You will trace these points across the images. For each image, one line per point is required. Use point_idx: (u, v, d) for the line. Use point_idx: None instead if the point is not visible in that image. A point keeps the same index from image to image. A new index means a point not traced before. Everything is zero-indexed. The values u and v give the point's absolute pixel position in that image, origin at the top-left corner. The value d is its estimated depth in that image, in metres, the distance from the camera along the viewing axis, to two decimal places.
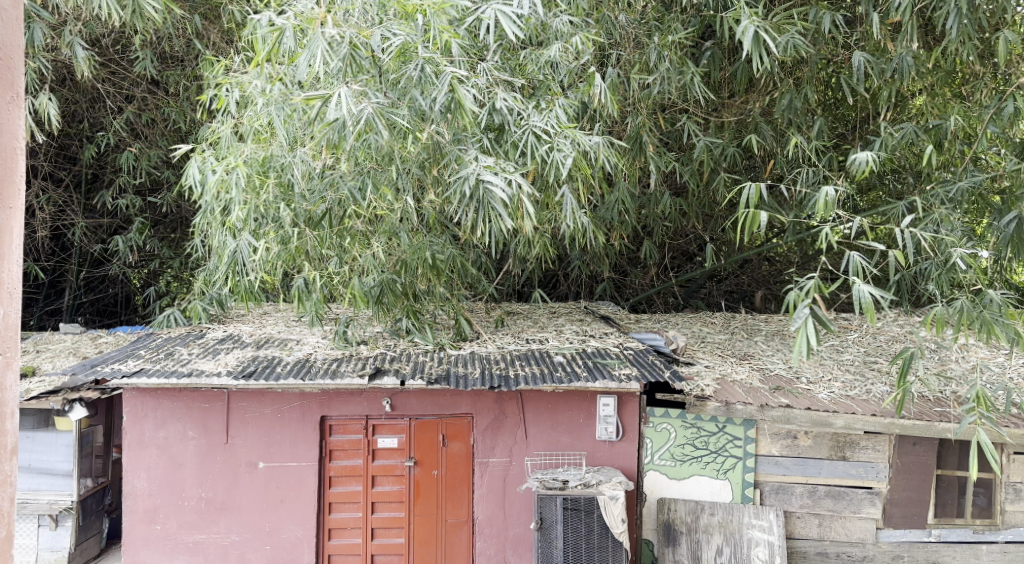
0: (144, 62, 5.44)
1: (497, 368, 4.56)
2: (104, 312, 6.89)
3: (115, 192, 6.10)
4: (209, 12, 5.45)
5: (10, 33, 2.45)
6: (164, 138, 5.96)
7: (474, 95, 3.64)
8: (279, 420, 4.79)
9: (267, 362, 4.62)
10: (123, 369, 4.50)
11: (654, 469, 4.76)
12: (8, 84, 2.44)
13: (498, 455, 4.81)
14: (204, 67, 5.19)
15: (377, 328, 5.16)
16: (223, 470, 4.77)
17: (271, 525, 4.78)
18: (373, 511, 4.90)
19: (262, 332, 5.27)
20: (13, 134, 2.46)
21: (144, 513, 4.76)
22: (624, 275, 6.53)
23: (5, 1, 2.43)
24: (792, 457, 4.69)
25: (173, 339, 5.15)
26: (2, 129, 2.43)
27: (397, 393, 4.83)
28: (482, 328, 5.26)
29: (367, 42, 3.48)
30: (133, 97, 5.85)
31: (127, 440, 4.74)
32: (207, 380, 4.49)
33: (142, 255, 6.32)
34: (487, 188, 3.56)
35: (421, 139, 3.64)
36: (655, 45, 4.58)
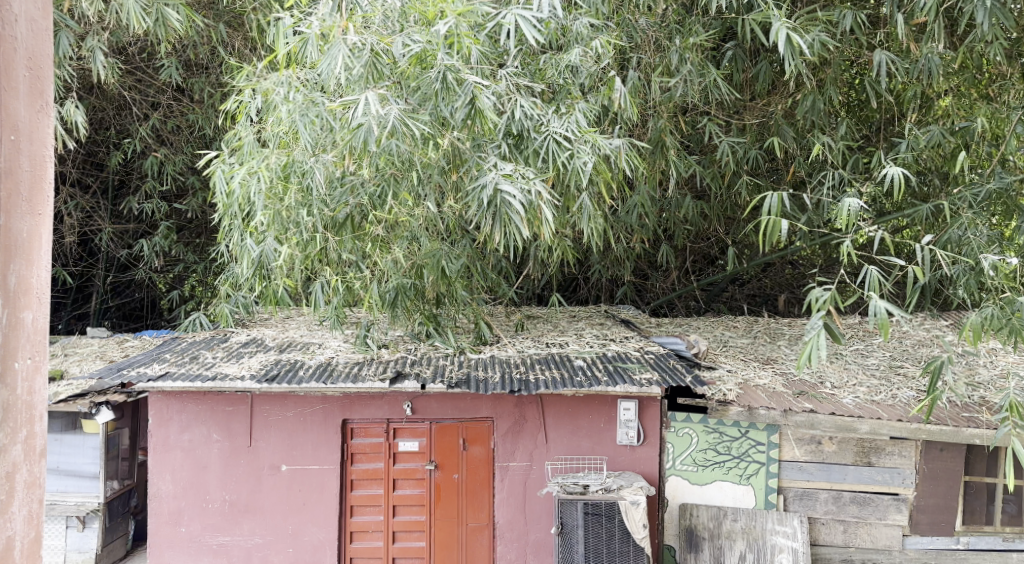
0: (169, 69, 5.51)
1: (517, 373, 4.55)
2: (131, 316, 6.98)
3: (141, 198, 6.18)
4: (233, 20, 5.52)
5: (42, 45, 2.46)
6: (189, 145, 6.04)
7: (494, 101, 3.65)
8: (302, 423, 4.82)
9: (290, 366, 4.66)
10: (149, 373, 4.56)
11: (676, 474, 4.73)
12: (39, 93, 2.45)
13: (518, 460, 4.80)
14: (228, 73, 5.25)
15: (398, 331, 5.19)
16: (247, 472, 4.81)
17: (294, 528, 4.81)
18: (395, 514, 4.92)
19: (285, 336, 5.31)
20: (43, 142, 2.47)
21: (169, 515, 4.81)
22: (645, 279, 6.51)
23: (37, 12, 2.44)
24: (816, 462, 4.65)
25: (199, 342, 5.21)
26: (33, 137, 2.43)
27: (418, 396, 4.85)
28: (502, 332, 5.27)
29: (388, 49, 3.51)
30: (158, 104, 5.93)
31: (153, 442, 4.80)
32: (231, 383, 4.54)
33: (168, 260, 6.41)
34: (505, 197, 3.56)
35: (442, 146, 3.65)
36: (677, 47, 4.56)
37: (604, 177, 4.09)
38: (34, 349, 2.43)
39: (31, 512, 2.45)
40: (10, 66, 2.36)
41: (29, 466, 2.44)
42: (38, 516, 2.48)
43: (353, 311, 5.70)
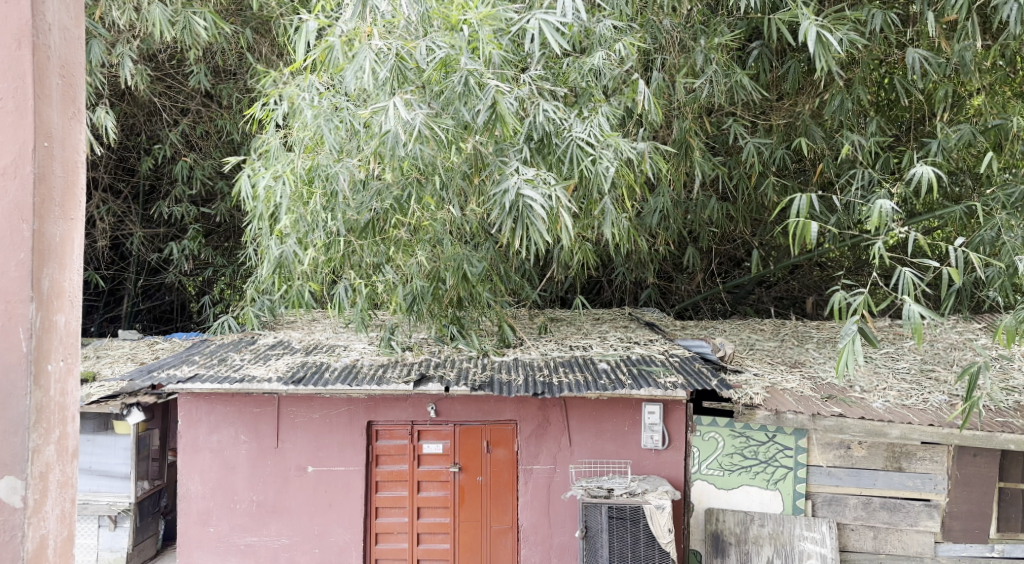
0: (198, 75, 5.59)
1: (541, 376, 4.54)
2: (161, 319, 7.09)
3: (171, 202, 6.28)
4: (261, 27, 5.59)
5: (75, 53, 2.41)
6: (218, 150, 6.13)
7: (517, 104, 3.65)
8: (327, 425, 4.86)
9: (316, 368, 4.70)
10: (179, 375, 4.63)
11: (702, 479, 4.70)
12: (72, 100, 2.38)
13: (542, 463, 4.80)
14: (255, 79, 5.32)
15: (422, 334, 5.21)
16: (274, 473, 4.86)
17: (320, 529, 4.85)
18: (419, 516, 4.95)
19: (311, 339, 5.37)
20: (76, 148, 2.40)
21: (198, 515, 4.87)
22: (670, 281, 6.48)
23: (70, 20, 2.38)
24: (845, 467, 4.58)
25: (227, 345, 5.28)
26: (66, 143, 2.37)
27: (442, 399, 4.86)
28: (526, 335, 5.27)
29: (412, 54, 3.53)
30: (188, 110, 6.02)
31: (182, 443, 4.87)
32: (259, 385, 4.58)
33: (197, 263, 6.51)
34: (527, 202, 3.58)
35: (464, 150, 3.67)
36: (702, 47, 4.54)
37: (627, 180, 4.09)
38: (66, 351, 2.36)
39: (64, 511, 2.36)
40: (42, 74, 2.31)
41: (62, 466, 2.35)
42: (71, 515, 2.39)
43: (377, 313, 5.74)
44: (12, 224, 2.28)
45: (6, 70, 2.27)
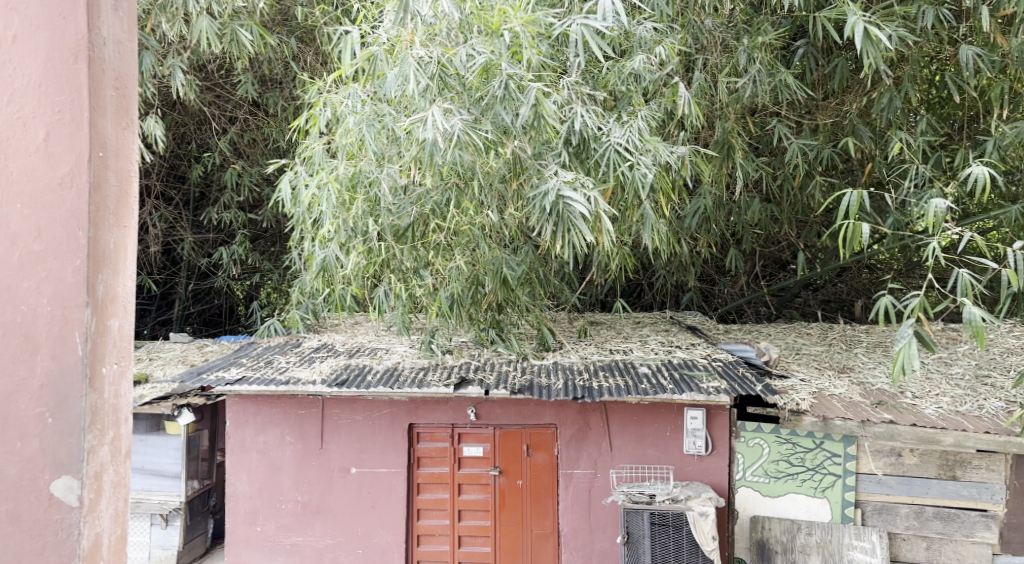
0: (245, 84, 5.70)
1: (580, 380, 4.52)
2: (210, 322, 7.28)
3: (220, 208, 6.44)
4: (305, 36, 5.71)
5: (128, 64, 2.21)
6: (264, 157, 6.26)
7: (557, 108, 3.65)
8: (370, 428, 4.92)
9: (358, 371, 4.76)
10: (227, 377, 4.73)
11: (747, 486, 4.63)
12: (125, 111, 2.19)
13: (583, 467, 4.78)
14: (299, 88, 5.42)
15: (461, 338, 5.25)
16: (318, 474, 4.94)
17: (363, 530, 4.91)
18: (460, 518, 4.97)
19: (353, 342, 5.44)
20: (129, 159, 2.21)
21: (245, 514, 4.98)
22: (712, 284, 6.43)
23: (123, 34, 2.20)
24: (897, 475, 4.47)
25: (272, 348, 5.38)
26: (120, 153, 2.18)
27: (482, 402, 4.88)
28: (565, 339, 5.26)
29: (452, 60, 3.55)
30: (235, 119, 6.15)
31: (230, 444, 4.98)
32: (303, 388, 4.66)
33: (245, 268, 6.66)
34: (567, 204, 3.57)
35: (503, 154, 3.68)
36: (744, 47, 4.48)
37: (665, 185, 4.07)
38: (120, 354, 2.17)
39: (118, 511, 2.17)
40: (96, 83, 2.12)
41: (116, 466, 2.16)
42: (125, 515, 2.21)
43: (418, 317, 5.80)
44: (62, 230, 2.08)
45: (58, 82, 2.08)
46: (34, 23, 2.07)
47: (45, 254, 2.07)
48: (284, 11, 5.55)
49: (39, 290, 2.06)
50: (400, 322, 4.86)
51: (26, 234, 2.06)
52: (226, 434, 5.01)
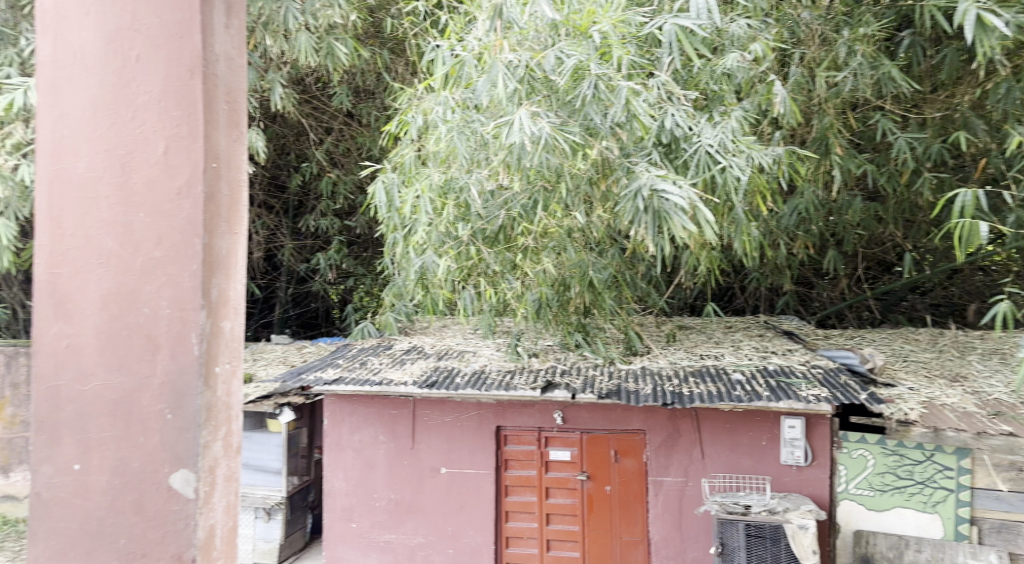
0: (340, 95, 5.90)
1: (670, 386, 4.44)
2: (307, 325, 7.58)
3: (316, 216, 6.69)
4: (396, 47, 5.87)
5: (240, 75, 1.93)
6: (358, 165, 6.46)
7: (648, 107, 3.59)
8: (458, 429, 4.99)
9: (447, 373, 4.83)
10: (325, 377, 4.89)
11: (849, 499, 4.44)
12: (235, 121, 1.90)
13: (673, 475, 4.69)
14: (391, 98, 5.56)
15: (547, 341, 5.27)
16: (410, 473, 5.04)
17: (453, 530, 4.97)
18: (548, 522, 4.98)
19: (442, 344, 5.53)
20: (239, 168, 1.92)
21: (341, 511, 5.13)
22: (811, 288, 6.21)
23: (233, 49, 1.90)
24: (1018, 492, 4.17)
25: (366, 349, 5.53)
26: (231, 165, 1.89)
27: (569, 406, 4.86)
28: (653, 343, 5.18)
29: (541, 64, 3.56)
30: (331, 129, 6.36)
31: (327, 442, 5.15)
32: (395, 388, 4.77)
33: (340, 273, 6.89)
34: (663, 198, 3.47)
35: (590, 156, 3.62)
36: (845, 40, 4.30)
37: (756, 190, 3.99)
38: (232, 352, 1.89)
39: (229, 503, 1.89)
40: (211, 92, 1.84)
41: (227, 460, 1.89)
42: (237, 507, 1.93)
43: (505, 320, 5.85)
44: (179, 236, 1.82)
45: (174, 95, 1.82)
46: (154, 39, 1.82)
47: (164, 262, 1.81)
48: (376, 23, 5.71)
49: (158, 293, 1.80)
50: (486, 325, 4.91)
51: (144, 239, 1.81)
52: (323, 433, 5.19)
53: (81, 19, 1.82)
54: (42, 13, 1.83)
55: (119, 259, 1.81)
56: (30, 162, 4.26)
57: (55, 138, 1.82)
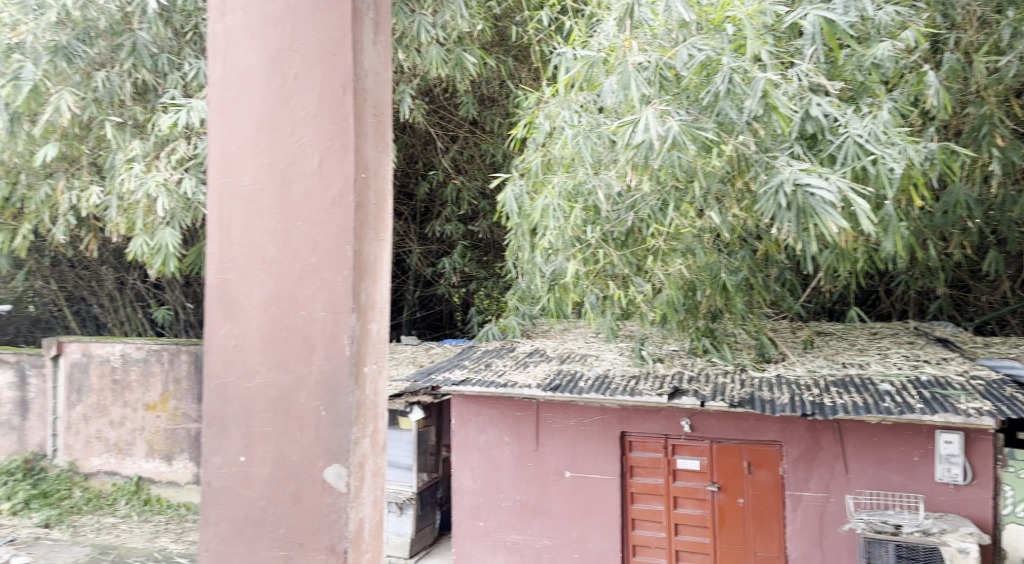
0: (467, 103, 6.02)
1: (809, 395, 4.23)
2: (433, 326, 7.83)
3: (442, 221, 6.89)
4: (520, 54, 5.95)
5: (386, 90, 1.81)
6: (482, 171, 6.60)
7: (788, 100, 3.43)
8: (582, 433, 4.97)
9: (570, 377, 4.83)
10: (453, 378, 5.02)
11: (1015, 523, 4.07)
12: (382, 134, 1.79)
13: (813, 489, 4.46)
14: (515, 104, 5.64)
15: (673, 346, 5.17)
16: (535, 476, 5.07)
17: (579, 535, 4.96)
18: (677, 532, 4.87)
19: (565, 347, 5.54)
20: (385, 179, 1.81)
21: (469, 509, 5.23)
22: (966, 292, 5.75)
23: (381, 63, 1.78)
24: None
25: (490, 352, 5.62)
26: (379, 176, 1.78)
27: (698, 414, 4.74)
28: (789, 350, 4.95)
29: (671, 61, 3.50)
30: (456, 137, 6.50)
31: (454, 441, 5.27)
32: (520, 391, 4.81)
33: (463, 277, 7.04)
34: (807, 193, 3.27)
35: (725, 153, 3.45)
36: (1009, 21, 3.93)
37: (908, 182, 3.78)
38: (378, 353, 1.76)
39: (377, 499, 1.76)
40: (361, 106, 1.72)
41: (376, 458, 1.76)
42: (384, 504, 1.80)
43: (628, 324, 5.77)
44: (333, 245, 1.70)
45: (328, 108, 1.70)
46: (309, 56, 1.71)
47: (319, 270, 1.70)
48: (501, 32, 5.81)
49: (313, 297, 1.69)
50: (611, 330, 4.87)
51: (301, 247, 1.71)
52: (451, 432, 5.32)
53: (246, 38, 1.74)
54: (214, 37, 1.76)
55: (279, 266, 1.71)
56: (190, 176, 4.63)
57: (221, 151, 1.75)
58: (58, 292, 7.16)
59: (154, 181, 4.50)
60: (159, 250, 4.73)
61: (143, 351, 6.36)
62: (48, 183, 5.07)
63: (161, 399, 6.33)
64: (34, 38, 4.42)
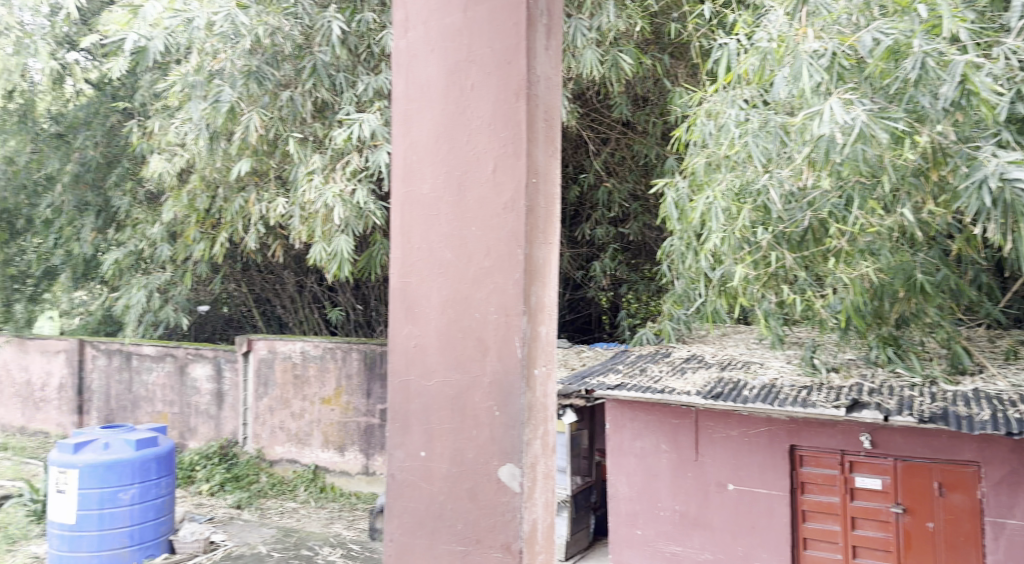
0: (620, 105, 5.95)
1: (1014, 412, 3.82)
2: (581, 329, 7.75)
3: (592, 224, 6.80)
4: (676, 50, 5.82)
5: (557, 94, 1.83)
6: (632, 174, 6.50)
7: (994, 82, 3.11)
8: (747, 445, 4.76)
9: (733, 385, 4.64)
10: (608, 382, 4.96)
11: None
12: (552, 138, 1.81)
13: (1019, 518, 4.03)
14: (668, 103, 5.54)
15: (848, 355, 4.80)
16: (694, 486, 4.92)
17: (744, 551, 4.77)
18: (855, 555, 4.56)
19: (724, 354, 5.33)
20: (554, 183, 1.82)
21: (626, 516, 5.14)
22: None
23: (552, 68, 1.80)
24: None
25: (643, 356, 5.52)
26: (548, 180, 1.80)
27: (879, 429, 4.40)
28: (987, 361, 4.47)
29: (855, 48, 3.29)
30: (607, 139, 6.46)
31: (609, 446, 5.19)
32: (678, 398, 4.68)
33: (614, 280, 6.93)
34: (1017, 190, 2.92)
35: (919, 144, 3.18)
36: None
37: None
38: (547, 356, 1.77)
39: (549, 501, 1.79)
40: (534, 111, 1.74)
41: (547, 460, 1.78)
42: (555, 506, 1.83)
43: (795, 329, 5.46)
44: (504, 248, 1.72)
45: (502, 114, 1.74)
46: (485, 65, 1.76)
47: (492, 273, 1.73)
48: (656, 30, 5.72)
49: (486, 300, 1.73)
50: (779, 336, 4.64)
51: (475, 251, 1.75)
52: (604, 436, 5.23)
53: (426, 54, 1.83)
54: (398, 54, 1.86)
55: (455, 270, 1.77)
56: (362, 186, 4.90)
57: (403, 161, 1.84)
58: (249, 293, 7.86)
59: (332, 192, 4.80)
60: (333, 256, 5.02)
61: (321, 349, 6.83)
62: (241, 195, 5.56)
63: (335, 393, 6.77)
64: (231, 64, 4.88)
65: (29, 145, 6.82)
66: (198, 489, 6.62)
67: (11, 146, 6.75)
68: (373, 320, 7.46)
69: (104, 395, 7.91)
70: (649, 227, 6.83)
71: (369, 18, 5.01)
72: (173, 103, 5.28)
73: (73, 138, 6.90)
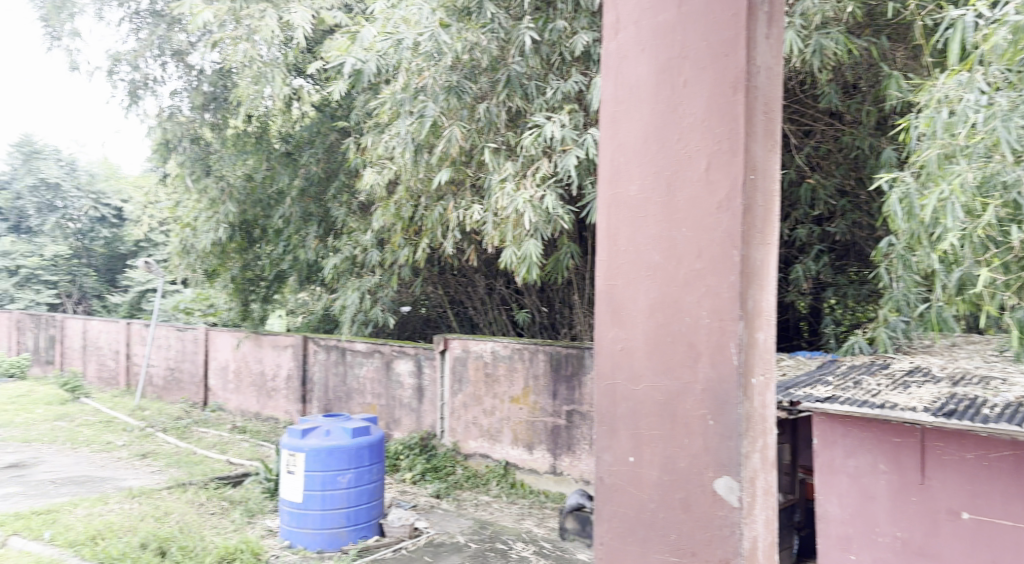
0: (828, 95, 5.39)
1: None
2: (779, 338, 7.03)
3: (790, 224, 6.30)
4: (895, 32, 5.27)
5: (777, 86, 1.73)
6: (840, 168, 5.90)
7: None
8: (987, 471, 4.09)
9: (969, 403, 4.14)
10: (817, 394, 4.57)
11: None
12: (772, 134, 1.71)
13: None
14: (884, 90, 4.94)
15: None
16: (920, 513, 4.32)
17: None
18: None
19: (956, 367, 4.70)
20: (774, 181, 1.72)
21: (837, 540, 4.62)
22: None
23: (772, 58, 1.71)
24: None
25: (857, 368, 4.91)
26: (767, 177, 1.70)
27: None
28: None
29: None
30: (811, 132, 6.00)
31: (817, 463, 4.68)
32: (900, 414, 4.19)
33: (818, 283, 6.28)
34: None
35: None
36: None
37: None
38: (765, 365, 1.68)
39: (768, 517, 1.71)
40: (753, 105, 1.65)
41: (765, 474, 1.69)
42: (774, 523, 1.73)
43: None
44: (719, 249, 1.65)
45: (718, 110, 1.67)
46: (700, 60, 1.69)
47: (705, 276, 1.66)
48: (870, 12, 5.23)
49: (699, 304, 1.66)
50: None
51: (686, 253, 1.69)
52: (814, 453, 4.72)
53: (637, 53, 1.79)
54: (608, 55, 1.84)
55: (663, 273, 1.71)
56: (551, 192, 4.78)
57: (611, 163, 1.81)
58: (444, 296, 8.20)
59: (522, 199, 4.74)
60: (524, 260, 4.91)
61: (510, 349, 6.92)
62: (440, 204, 5.75)
63: (523, 392, 6.83)
64: (435, 82, 5.11)
65: (264, 163, 7.65)
66: (402, 477, 6.97)
67: (251, 164, 7.66)
68: (558, 323, 7.43)
69: (323, 388, 8.61)
70: (859, 228, 6.12)
71: (562, 25, 4.92)
72: (383, 120, 5.67)
73: (299, 155, 7.58)
